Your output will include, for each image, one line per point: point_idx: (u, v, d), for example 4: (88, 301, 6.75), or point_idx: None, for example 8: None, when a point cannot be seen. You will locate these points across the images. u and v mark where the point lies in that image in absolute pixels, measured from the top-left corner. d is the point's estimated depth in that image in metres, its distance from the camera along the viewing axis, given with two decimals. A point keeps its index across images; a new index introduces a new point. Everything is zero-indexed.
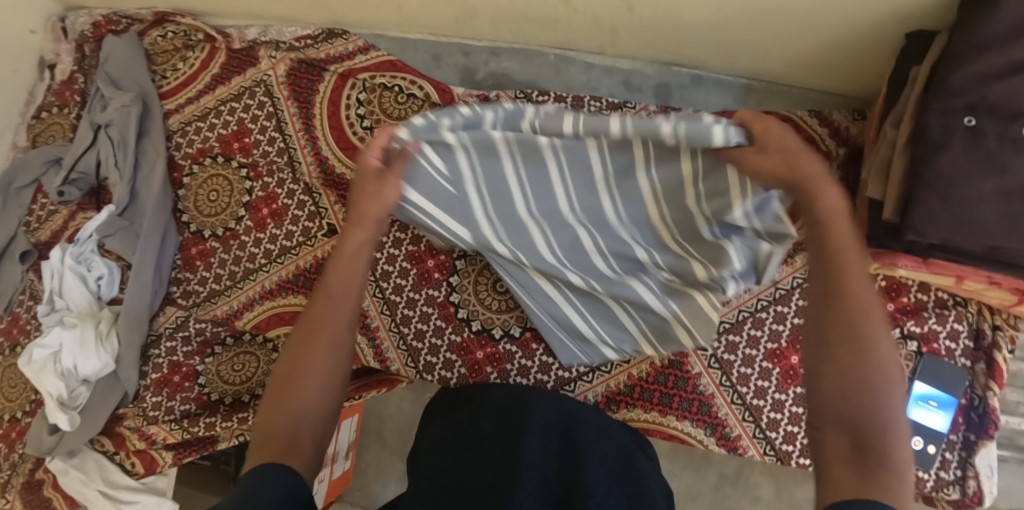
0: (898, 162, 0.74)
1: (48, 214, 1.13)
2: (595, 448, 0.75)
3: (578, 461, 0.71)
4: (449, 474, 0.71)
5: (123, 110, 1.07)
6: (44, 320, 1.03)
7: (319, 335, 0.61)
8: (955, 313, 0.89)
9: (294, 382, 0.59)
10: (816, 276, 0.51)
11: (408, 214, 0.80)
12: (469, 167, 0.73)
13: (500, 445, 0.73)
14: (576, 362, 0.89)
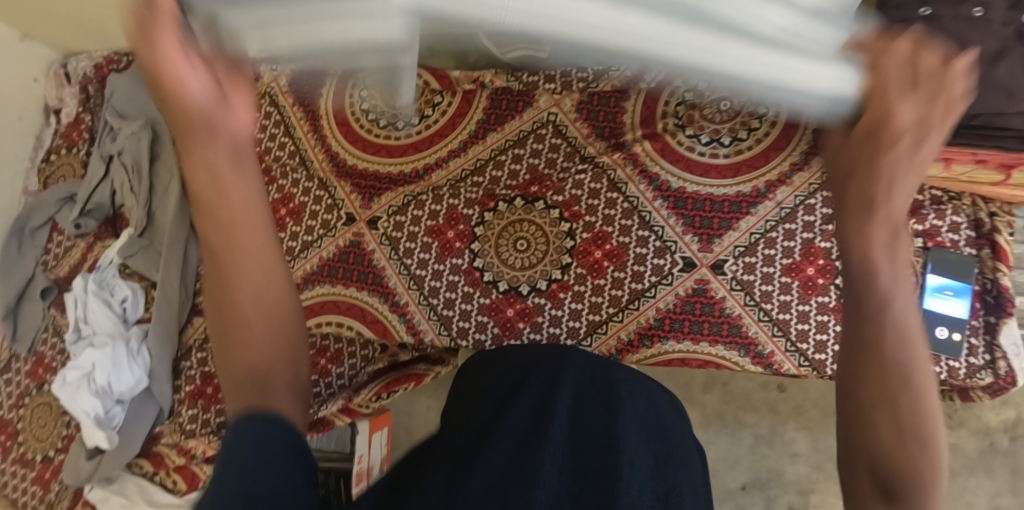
0: None
1: (65, 250, 1.15)
2: (630, 407, 0.60)
3: (612, 416, 0.57)
4: (469, 423, 0.59)
5: (134, 138, 1.11)
6: (73, 347, 1.04)
7: (231, 274, 0.49)
8: (951, 206, 0.94)
9: (241, 334, 0.49)
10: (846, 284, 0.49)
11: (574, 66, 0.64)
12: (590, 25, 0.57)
13: (520, 396, 0.60)
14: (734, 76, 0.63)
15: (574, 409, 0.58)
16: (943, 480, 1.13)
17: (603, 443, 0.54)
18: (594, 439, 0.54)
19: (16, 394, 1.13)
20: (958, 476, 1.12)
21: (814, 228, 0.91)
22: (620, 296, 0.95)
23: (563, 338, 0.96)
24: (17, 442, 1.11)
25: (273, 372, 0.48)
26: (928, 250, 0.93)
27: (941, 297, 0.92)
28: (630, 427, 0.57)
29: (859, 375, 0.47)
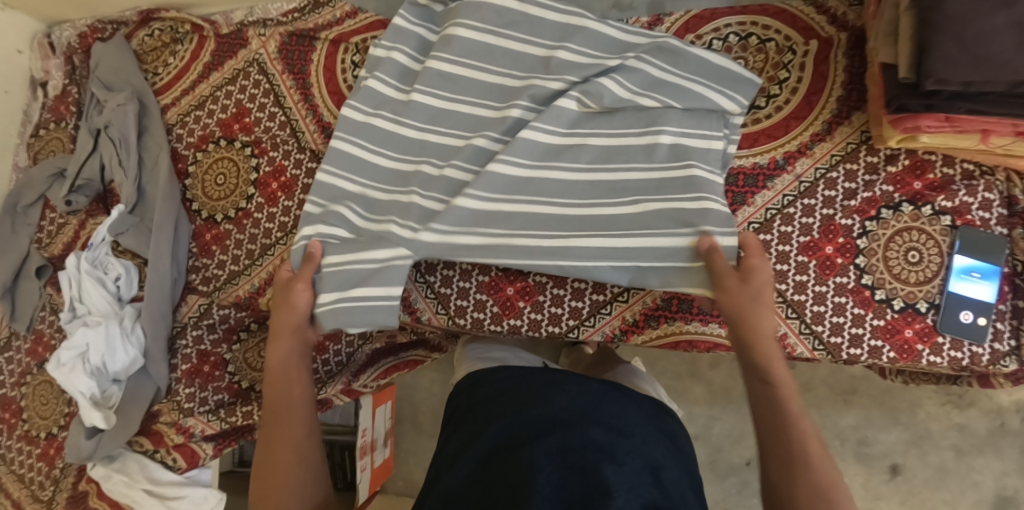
0: (904, 21, 0.73)
1: (58, 228, 1.13)
2: (616, 448, 0.63)
3: (597, 453, 0.61)
4: (466, 467, 0.66)
5: (120, 109, 1.07)
6: (67, 327, 1.01)
7: (277, 451, 0.77)
8: (984, 183, 0.87)
9: (272, 492, 0.74)
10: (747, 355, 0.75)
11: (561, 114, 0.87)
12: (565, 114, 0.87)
13: (513, 443, 0.65)
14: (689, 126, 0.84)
15: (561, 451, 0.62)
16: (950, 459, 1.14)
17: (586, 482, 0.58)
18: (582, 485, 0.58)
19: (17, 372, 1.13)
20: (965, 455, 1.13)
21: (834, 203, 0.89)
22: None
23: (565, 319, 0.90)
24: (21, 420, 1.12)
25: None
26: (957, 229, 0.87)
27: (967, 280, 0.86)
28: (618, 466, 0.60)
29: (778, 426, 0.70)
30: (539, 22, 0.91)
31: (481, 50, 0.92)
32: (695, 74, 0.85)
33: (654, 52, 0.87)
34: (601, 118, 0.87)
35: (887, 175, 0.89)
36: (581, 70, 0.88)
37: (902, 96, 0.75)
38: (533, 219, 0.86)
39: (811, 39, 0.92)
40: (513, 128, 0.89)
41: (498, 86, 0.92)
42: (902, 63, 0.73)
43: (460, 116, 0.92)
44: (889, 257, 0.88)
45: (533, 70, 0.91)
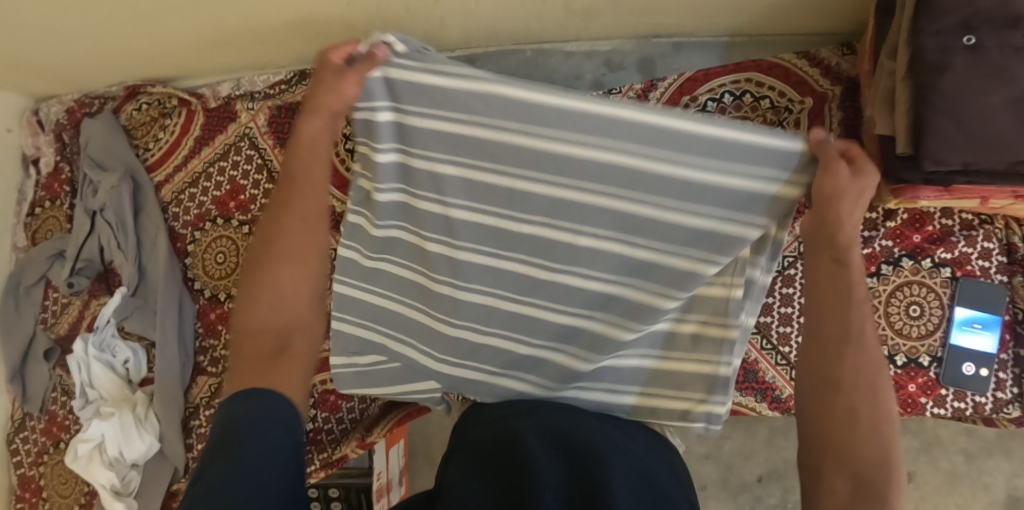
0: (901, 93, 0.72)
1: (62, 307, 1.14)
2: (617, 463, 0.66)
3: (592, 460, 0.64)
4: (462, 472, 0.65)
5: (114, 192, 1.06)
6: (81, 414, 1.02)
7: (291, 220, 0.64)
8: (983, 232, 0.88)
9: (273, 258, 0.62)
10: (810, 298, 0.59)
11: (580, 224, 0.69)
12: (585, 228, 0.69)
13: (508, 444, 0.67)
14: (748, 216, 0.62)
15: (556, 457, 0.65)
16: (960, 463, 1.17)
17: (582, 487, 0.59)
18: (583, 485, 0.60)
19: (34, 452, 1.15)
20: (974, 459, 1.17)
21: None
22: None
23: None
24: (42, 498, 1.13)
25: (295, 336, 0.60)
26: (958, 280, 0.87)
27: (969, 331, 0.87)
28: (617, 478, 0.62)
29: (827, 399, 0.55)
30: (546, 108, 0.61)
31: (471, 150, 0.67)
32: (755, 168, 0.59)
33: (715, 149, 0.59)
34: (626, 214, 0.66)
35: (886, 230, 0.89)
36: (604, 179, 0.64)
37: (899, 168, 0.75)
38: (533, 325, 0.78)
39: (806, 96, 0.92)
40: (521, 244, 0.72)
41: (493, 184, 0.69)
42: (900, 136, 0.72)
43: (455, 228, 0.74)
44: (890, 312, 0.89)
45: (536, 171, 0.66)
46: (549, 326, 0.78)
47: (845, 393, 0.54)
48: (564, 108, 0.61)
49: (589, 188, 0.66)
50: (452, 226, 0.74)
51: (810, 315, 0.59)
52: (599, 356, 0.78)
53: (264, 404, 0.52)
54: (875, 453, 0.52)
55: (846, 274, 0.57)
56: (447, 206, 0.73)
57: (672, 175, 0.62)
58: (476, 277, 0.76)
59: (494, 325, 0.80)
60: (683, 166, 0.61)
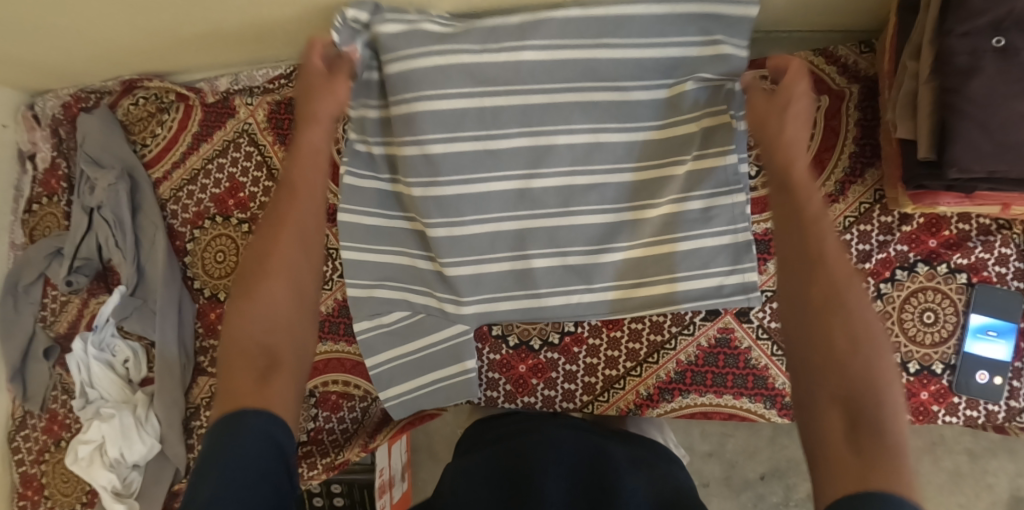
0: (925, 96, 0.70)
1: (61, 305, 1.13)
2: (626, 492, 0.65)
3: (606, 501, 0.63)
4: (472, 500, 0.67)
5: (111, 190, 1.05)
6: (81, 414, 1.02)
7: (287, 229, 0.64)
8: (1001, 238, 0.85)
9: (268, 266, 0.62)
10: (789, 241, 0.57)
11: (552, 128, 0.82)
12: (562, 138, 0.83)
13: (519, 479, 0.67)
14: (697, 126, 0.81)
15: (569, 496, 0.65)
16: (964, 463, 1.16)
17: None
18: None
19: (35, 450, 1.14)
20: (979, 458, 1.16)
21: None
22: (638, 349, 0.88)
23: (579, 395, 0.89)
24: (44, 496, 1.13)
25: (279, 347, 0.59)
26: (973, 286, 0.86)
27: (983, 339, 0.85)
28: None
29: (812, 339, 0.52)
30: (493, 31, 0.80)
31: (445, 76, 0.81)
32: (676, 34, 0.78)
33: (631, 35, 0.78)
34: (581, 115, 0.82)
35: (901, 234, 0.87)
36: (544, 79, 0.81)
37: (921, 175, 0.72)
38: (531, 233, 0.86)
39: (823, 94, 0.89)
40: (512, 158, 0.84)
41: (468, 110, 0.82)
42: (922, 141, 0.70)
43: (442, 161, 0.83)
44: (904, 319, 0.87)
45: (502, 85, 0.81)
46: (544, 234, 0.86)
47: (831, 313, 0.52)
48: (522, 57, 0.80)
49: (545, 87, 0.81)
50: (436, 161, 0.84)
51: (784, 266, 0.57)
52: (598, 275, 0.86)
53: (254, 417, 0.53)
54: (871, 375, 0.49)
55: (817, 221, 0.57)
56: (426, 143, 0.83)
57: (614, 66, 0.79)
58: (477, 202, 0.85)
59: (500, 243, 0.87)
60: (626, 60, 0.79)
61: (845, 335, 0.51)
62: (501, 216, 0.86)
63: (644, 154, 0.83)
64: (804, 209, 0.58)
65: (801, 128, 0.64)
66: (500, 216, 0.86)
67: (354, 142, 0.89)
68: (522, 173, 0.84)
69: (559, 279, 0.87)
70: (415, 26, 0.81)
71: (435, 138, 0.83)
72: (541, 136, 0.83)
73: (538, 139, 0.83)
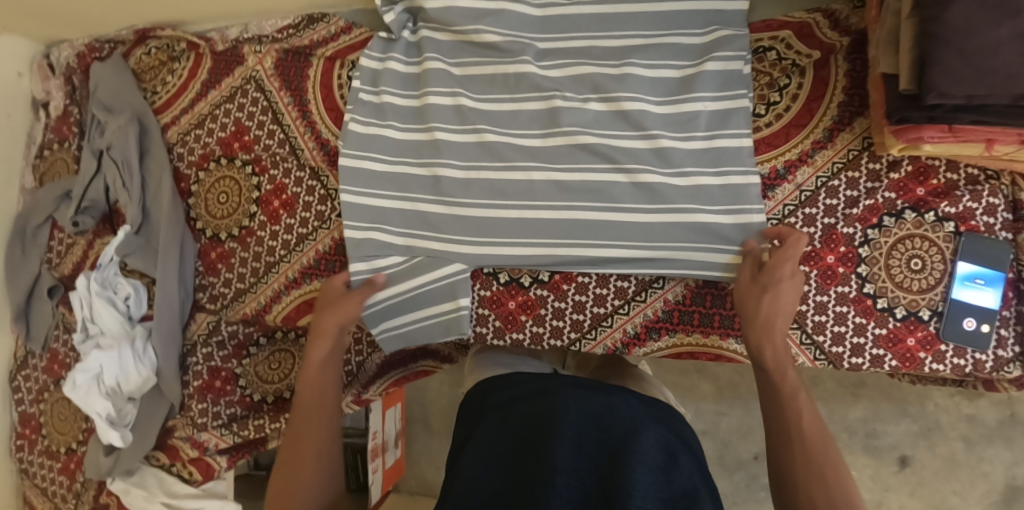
0: (905, 31, 0.72)
1: (67, 247, 1.15)
2: (640, 441, 0.66)
3: (619, 455, 0.64)
4: (484, 474, 0.67)
5: (121, 131, 1.08)
6: (82, 348, 1.04)
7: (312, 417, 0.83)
8: (989, 188, 0.85)
9: (299, 456, 0.80)
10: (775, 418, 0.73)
11: (566, 85, 0.90)
12: (578, 100, 0.89)
13: (534, 443, 0.67)
14: (710, 98, 0.84)
15: (583, 462, 0.65)
16: (960, 450, 1.15)
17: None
18: (602, 491, 0.62)
19: (35, 389, 1.16)
20: (975, 446, 1.14)
21: (836, 212, 0.88)
22: (626, 288, 0.89)
23: (567, 332, 0.91)
24: (41, 435, 1.15)
25: (310, 475, 0.80)
26: (961, 236, 0.85)
27: (970, 287, 0.85)
28: (641, 466, 0.63)
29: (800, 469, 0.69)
30: (519, 17, 0.92)
31: (473, 50, 0.94)
32: (682, 27, 0.88)
33: (639, 25, 0.90)
34: (596, 79, 0.88)
35: (889, 182, 0.88)
36: (556, 57, 0.92)
37: (903, 109, 0.74)
38: (535, 190, 0.89)
39: (813, 49, 0.89)
40: (528, 119, 0.91)
41: (492, 75, 0.93)
42: (903, 74, 0.71)
43: (468, 113, 0.92)
44: (891, 265, 0.87)
45: (521, 55, 0.91)
46: (550, 189, 0.89)
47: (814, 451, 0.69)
48: (542, 38, 0.93)
49: (558, 63, 0.91)
50: (464, 112, 0.93)
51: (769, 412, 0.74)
52: (598, 231, 0.87)
53: None
54: (831, 485, 0.67)
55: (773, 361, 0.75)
56: (457, 95, 0.93)
57: (623, 50, 0.90)
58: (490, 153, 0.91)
59: (506, 191, 0.90)
60: (634, 46, 0.89)
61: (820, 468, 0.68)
62: (504, 166, 0.91)
63: (652, 124, 0.85)
64: (783, 378, 0.74)
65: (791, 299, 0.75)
66: (508, 163, 0.90)
67: (361, 90, 0.97)
68: (540, 133, 0.90)
69: (561, 236, 0.88)
70: (450, 4, 0.93)
71: (464, 93, 0.94)
72: (559, 94, 0.89)
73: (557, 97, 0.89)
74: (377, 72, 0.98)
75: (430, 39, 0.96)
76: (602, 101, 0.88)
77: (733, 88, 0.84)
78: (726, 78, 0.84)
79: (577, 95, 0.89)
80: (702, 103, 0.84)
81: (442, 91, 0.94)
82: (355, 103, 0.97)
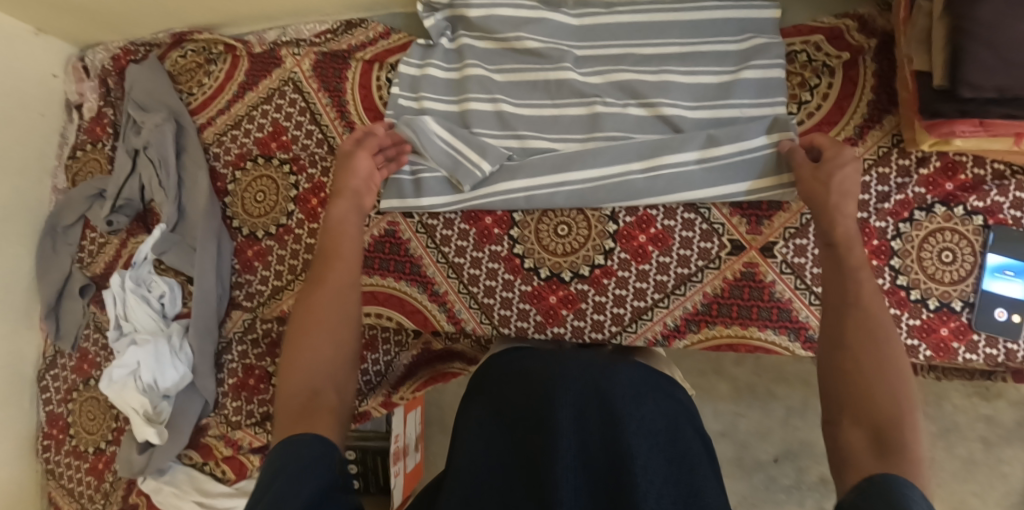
0: (937, 28, 0.75)
1: (98, 247, 1.15)
2: (635, 407, 0.66)
3: (616, 422, 0.63)
4: (481, 449, 0.65)
5: (157, 130, 1.09)
6: (116, 345, 1.05)
7: (327, 284, 0.75)
8: (1015, 182, 0.88)
9: (310, 331, 0.71)
10: (839, 310, 0.68)
11: (608, 91, 0.94)
12: (619, 106, 0.93)
13: (534, 413, 0.65)
14: (752, 104, 0.90)
15: (581, 425, 0.64)
16: (978, 451, 1.17)
17: (611, 484, 0.60)
18: (604, 455, 0.62)
19: (63, 389, 1.16)
20: (994, 447, 1.16)
21: (868, 206, 0.91)
22: (666, 281, 0.91)
23: (608, 325, 0.92)
24: (69, 435, 1.14)
25: (326, 340, 0.71)
26: (989, 229, 0.88)
27: (1001, 278, 0.87)
28: (638, 431, 0.63)
29: (852, 357, 0.64)
30: (558, 26, 0.97)
31: (513, 57, 0.98)
32: (715, 35, 0.93)
33: (674, 34, 0.94)
34: (634, 87, 0.93)
35: (919, 177, 0.90)
36: (595, 64, 0.96)
37: (936, 102, 0.77)
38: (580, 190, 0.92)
39: (842, 50, 0.93)
40: (570, 123, 0.95)
41: (534, 80, 0.97)
42: (936, 71, 0.75)
43: (510, 118, 0.96)
44: (923, 258, 0.90)
45: (562, 61, 0.96)
46: (595, 192, 0.91)
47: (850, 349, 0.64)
48: (579, 47, 0.97)
49: (596, 70, 0.96)
50: (506, 118, 0.96)
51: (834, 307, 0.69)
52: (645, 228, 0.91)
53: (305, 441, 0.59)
54: (880, 385, 0.61)
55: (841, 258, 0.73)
56: (497, 100, 0.97)
57: (659, 57, 0.94)
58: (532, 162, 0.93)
59: (546, 197, 0.92)
60: (669, 54, 0.94)
61: (876, 364, 0.62)
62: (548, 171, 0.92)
63: (689, 128, 0.91)
64: (849, 253, 0.72)
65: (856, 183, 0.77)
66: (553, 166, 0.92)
67: (401, 96, 1.00)
68: (582, 136, 0.94)
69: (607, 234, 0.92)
70: (492, 12, 0.98)
71: (504, 99, 0.97)
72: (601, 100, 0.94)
73: (601, 103, 0.93)
74: (416, 79, 1.00)
75: (469, 45, 1.00)
76: (642, 108, 0.93)
77: (771, 96, 0.89)
78: (763, 85, 0.89)
79: (618, 102, 0.94)
80: (739, 109, 0.90)
81: (483, 96, 0.98)
82: (394, 109, 1.00)
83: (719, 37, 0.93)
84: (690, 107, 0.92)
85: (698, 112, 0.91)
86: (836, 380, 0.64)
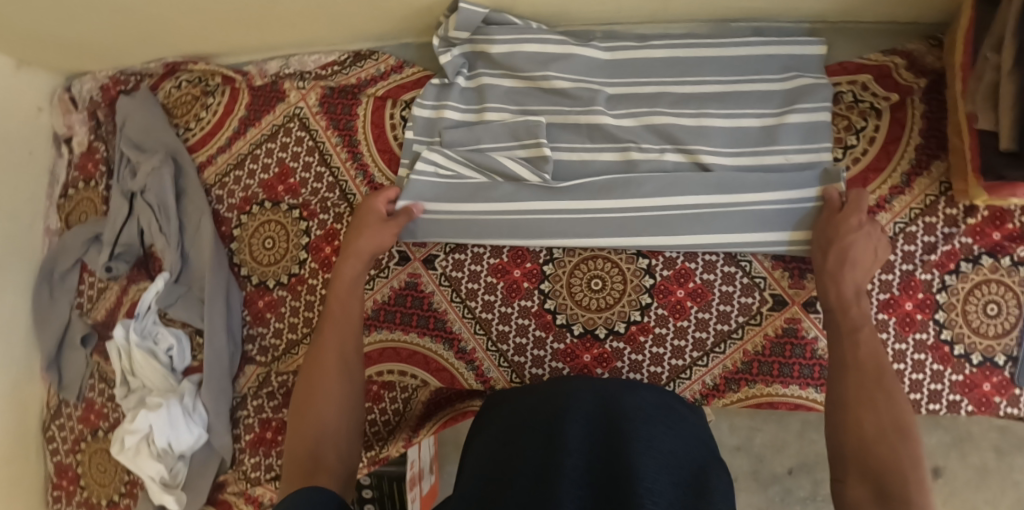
0: (1006, 86, 0.70)
1: (98, 292, 1.09)
2: (648, 432, 0.60)
3: (626, 440, 0.57)
4: (481, 463, 0.59)
5: (155, 174, 1.02)
6: (124, 404, 1.01)
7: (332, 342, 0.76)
8: None
9: (316, 386, 0.72)
10: (842, 384, 0.67)
11: (643, 136, 0.89)
12: (656, 152, 0.88)
13: (537, 427, 0.60)
14: (796, 149, 0.84)
15: (591, 445, 0.57)
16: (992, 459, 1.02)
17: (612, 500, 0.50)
18: (610, 471, 0.54)
19: (70, 439, 1.11)
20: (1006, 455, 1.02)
21: (913, 258, 0.88)
22: (704, 339, 0.88)
23: None
24: (79, 487, 1.10)
25: (332, 391, 0.71)
26: None
27: None
28: (648, 451, 0.56)
29: (858, 416, 0.63)
30: (588, 63, 0.90)
31: (539, 96, 0.91)
32: (757, 73, 0.87)
33: (711, 72, 0.88)
34: (670, 132, 0.87)
35: (966, 227, 0.86)
36: (628, 105, 0.90)
37: (1000, 165, 0.73)
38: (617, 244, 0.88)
39: (891, 91, 0.88)
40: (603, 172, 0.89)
41: (562, 123, 0.91)
42: (1003, 134, 0.70)
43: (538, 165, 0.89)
44: (968, 311, 0.86)
45: (593, 103, 0.89)
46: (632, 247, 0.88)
47: (853, 409, 0.64)
48: (610, 84, 0.91)
49: (629, 111, 0.89)
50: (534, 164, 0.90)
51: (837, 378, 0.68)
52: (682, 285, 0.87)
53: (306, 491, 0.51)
54: (894, 449, 0.59)
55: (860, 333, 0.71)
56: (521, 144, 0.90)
57: (697, 97, 0.88)
58: (566, 224, 0.88)
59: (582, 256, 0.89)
60: (708, 94, 0.88)
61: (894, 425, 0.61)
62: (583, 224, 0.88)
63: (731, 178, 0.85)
64: (845, 316, 0.73)
65: (871, 253, 0.75)
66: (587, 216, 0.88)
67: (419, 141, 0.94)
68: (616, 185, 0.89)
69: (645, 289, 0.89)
70: (517, 49, 0.90)
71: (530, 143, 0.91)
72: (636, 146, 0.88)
73: (635, 149, 0.88)
74: (432, 120, 0.94)
75: (491, 83, 0.92)
76: (679, 154, 0.87)
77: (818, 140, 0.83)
78: (810, 129, 0.84)
79: (654, 148, 0.88)
80: (783, 154, 0.84)
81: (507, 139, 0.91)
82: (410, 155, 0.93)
83: (760, 74, 0.87)
84: (729, 153, 0.86)
85: (739, 158, 0.86)
86: (844, 441, 0.62)
